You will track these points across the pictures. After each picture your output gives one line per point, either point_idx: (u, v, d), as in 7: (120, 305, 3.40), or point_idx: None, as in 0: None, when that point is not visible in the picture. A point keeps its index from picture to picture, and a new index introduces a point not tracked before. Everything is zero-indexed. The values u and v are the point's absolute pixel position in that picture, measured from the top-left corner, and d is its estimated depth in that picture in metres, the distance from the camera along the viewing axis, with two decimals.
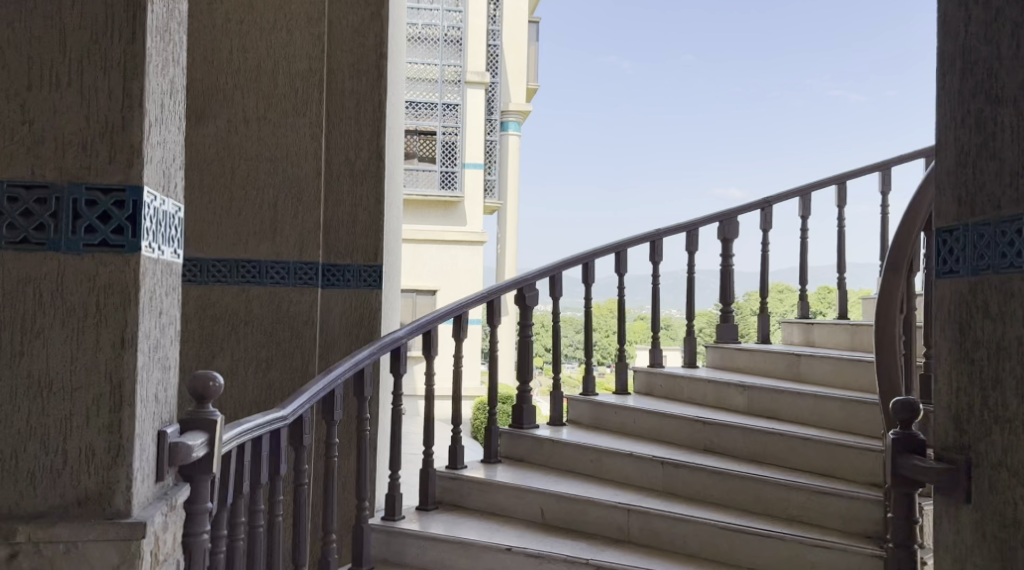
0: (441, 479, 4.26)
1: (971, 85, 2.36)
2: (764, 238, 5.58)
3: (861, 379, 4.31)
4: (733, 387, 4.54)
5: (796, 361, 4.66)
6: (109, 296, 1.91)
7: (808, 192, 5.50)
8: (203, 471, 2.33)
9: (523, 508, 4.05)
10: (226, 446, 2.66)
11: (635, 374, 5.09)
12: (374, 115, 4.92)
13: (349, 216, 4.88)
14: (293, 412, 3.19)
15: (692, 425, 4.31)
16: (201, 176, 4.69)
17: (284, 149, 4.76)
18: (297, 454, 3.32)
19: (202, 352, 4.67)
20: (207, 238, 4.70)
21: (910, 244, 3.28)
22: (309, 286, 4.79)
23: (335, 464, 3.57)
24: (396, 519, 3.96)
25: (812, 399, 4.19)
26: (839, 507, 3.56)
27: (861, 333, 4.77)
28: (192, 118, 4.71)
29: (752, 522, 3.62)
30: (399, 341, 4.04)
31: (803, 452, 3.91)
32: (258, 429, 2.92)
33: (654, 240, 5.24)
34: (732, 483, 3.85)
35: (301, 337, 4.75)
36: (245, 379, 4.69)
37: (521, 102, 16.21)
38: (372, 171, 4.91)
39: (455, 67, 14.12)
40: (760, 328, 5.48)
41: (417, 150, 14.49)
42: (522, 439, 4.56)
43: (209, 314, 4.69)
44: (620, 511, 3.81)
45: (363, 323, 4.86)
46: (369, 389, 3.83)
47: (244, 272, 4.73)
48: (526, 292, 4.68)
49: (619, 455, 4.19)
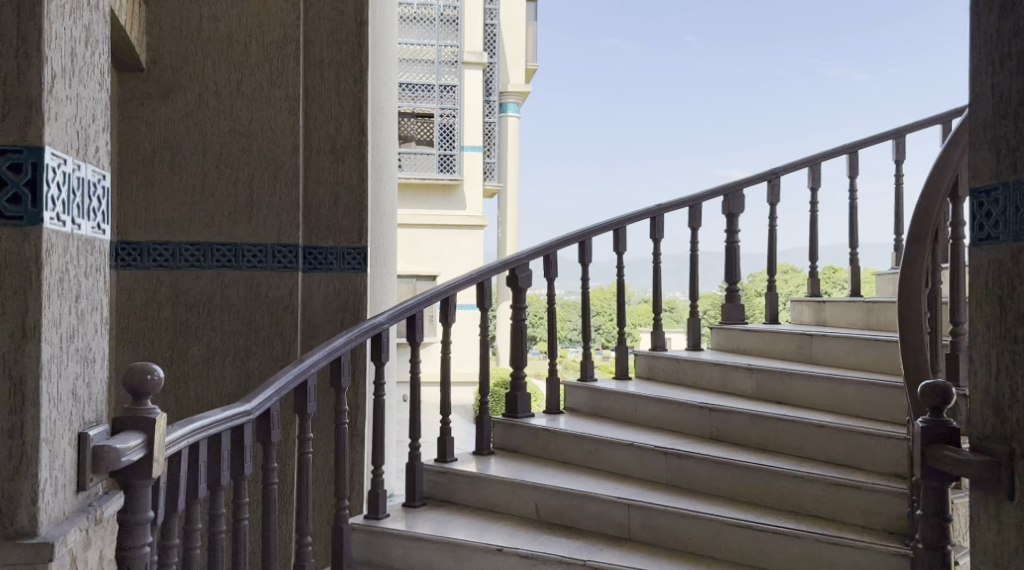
0: (429, 474, 3.98)
1: (1012, 23, 2.05)
2: (771, 212, 5.27)
3: (879, 361, 4.02)
4: (740, 372, 4.25)
5: (807, 342, 4.36)
6: (7, 277, 1.67)
7: (817, 162, 5.18)
8: (142, 478, 2.05)
9: (517, 504, 3.76)
10: (172, 447, 2.36)
11: (635, 357, 4.80)
12: (356, 87, 4.55)
13: (331, 195, 4.53)
14: (259, 407, 2.92)
15: (698, 411, 4.02)
16: (173, 156, 4.42)
17: (259, 126, 4.45)
18: (265, 451, 3.03)
19: (176, 341, 4.41)
20: (180, 221, 4.41)
21: (935, 214, 2.99)
22: (289, 270, 4.46)
23: (310, 461, 3.29)
24: (380, 519, 3.68)
25: (827, 382, 3.90)
26: (858, 500, 3.28)
27: (878, 310, 4.47)
28: (159, 94, 4.40)
29: (762, 517, 3.34)
30: (381, 327, 3.73)
31: (817, 441, 3.63)
32: (216, 427, 2.64)
33: (655, 216, 4.93)
34: (740, 475, 3.56)
35: (281, 325, 4.45)
36: (222, 369, 4.42)
37: (520, 82, 15.80)
38: (354, 147, 4.55)
39: (452, 47, 13.85)
40: (768, 308, 5.18)
41: (415, 134, 14.21)
42: (517, 429, 4.28)
43: (182, 301, 4.41)
44: (620, 507, 3.53)
45: (347, 309, 4.52)
46: (346, 379, 3.54)
47: (220, 255, 4.43)
48: (520, 272, 4.37)
49: (618, 445, 3.90)
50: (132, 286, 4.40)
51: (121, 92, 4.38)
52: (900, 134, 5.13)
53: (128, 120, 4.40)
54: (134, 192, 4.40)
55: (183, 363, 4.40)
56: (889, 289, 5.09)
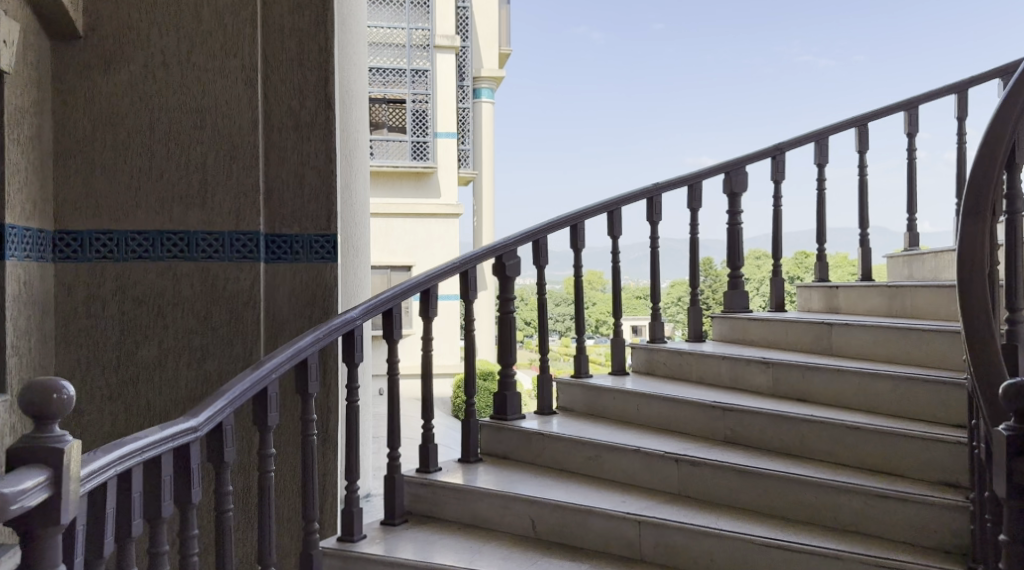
0: (410, 486, 3.54)
1: None
2: (775, 191, 4.80)
3: (912, 353, 3.64)
4: (754, 365, 3.84)
5: (826, 331, 3.96)
6: None
7: (825, 136, 4.70)
8: (48, 525, 1.69)
9: (511, 520, 3.34)
10: (89, 484, 1.95)
11: (633, 350, 4.37)
12: (321, 56, 4.06)
13: (296, 177, 4.05)
14: (208, 423, 2.49)
15: (710, 412, 3.60)
16: (116, 134, 3.95)
17: (212, 100, 3.98)
18: (218, 473, 2.59)
19: (125, 340, 3.94)
20: (124, 208, 3.95)
21: (994, 181, 2.55)
22: (250, 261, 3.99)
23: (272, 482, 2.85)
24: (355, 541, 3.25)
25: (856, 378, 3.51)
26: (905, 514, 2.93)
27: (901, 296, 4.08)
28: (100, 65, 3.93)
29: (797, 535, 2.96)
30: (354, 324, 3.26)
31: (850, 444, 3.25)
32: (150, 450, 2.22)
33: (652, 195, 4.48)
34: (765, 487, 3.17)
35: (242, 321, 3.98)
36: (177, 371, 3.96)
37: (494, 67, 15.19)
38: (320, 124, 4.07)
39: (423, 31, 13.23)
40: (774, 294, 4.74)
41: (386, 120, 13.53)
42: (506, 433, 3.84)
43: (130, 297, 3.94)
44: (629, 524, 3.12)
45: (315, 303, 4.05)
46: (315, 385, 3.09)
47: (171, 246, 3.96)
48: (507, 260, 3.91)
49: (623, 451, 3.48)
50: (73, 280, 3.91)
51: (58, 64, 3.91)
52: (914, 105, 4.63)
53: (64, 94, 3.91)
54: (73, 174, 3.92)
55: (132, 365, 3.94)
56: (904, 272, 4.66)
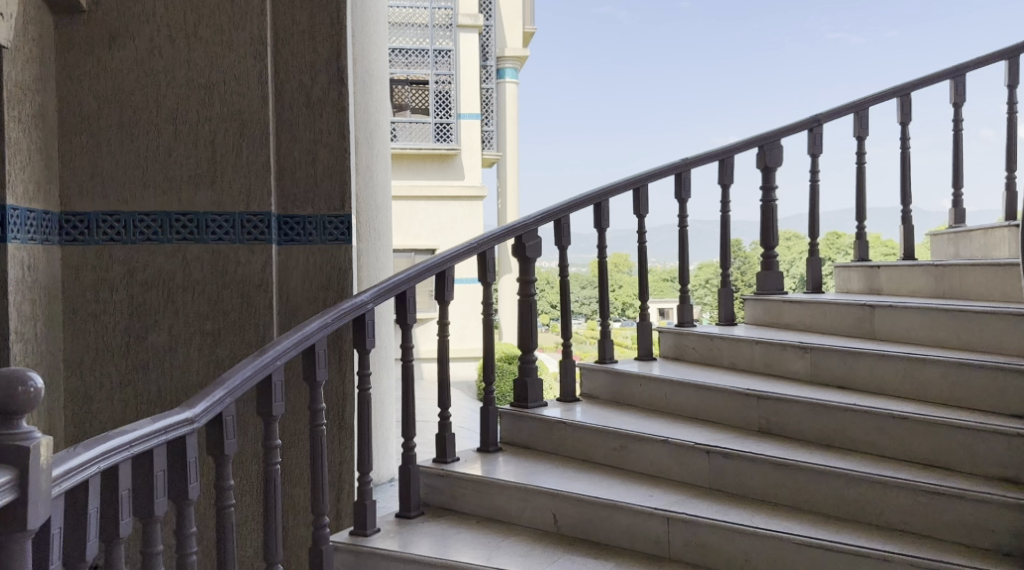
0: (426, 478, 3.37)
1: None
2: (812, 167, 4.56)
3: (961, 337, 3.44)
4: (791, 350, 3.64)
5: (868, 314, 3.75)
6: None
7: (865, 107, 4.46)
8: (15, 531, 1.63)
9: (532, 513, 3.16)
10: (60, 487, 1.79)
11: (661, 334, 4.17)
12: (333, 27, 3.86)
13: (308, 155, 3.87)
14: (205, 414, 2.32)
15: (744, 400, 3.41)
16: (122, 112, 3.78)
17: (221, 75, 3.81)
18: (218, 467, 2.42)
19: (134, 325, 3.79)
20: (131, 188, 3.78)
21: None
22: (261, 243, 3.82)
23: (279, 474, 2.68)
24: (368, 536, 3.08)
25: (901, 363, 3.31)
26: (961, 514, 2.73)
27: (948, 277, 3.86)
28: (105, 39, 3.77)
29: (841, 534, 2.77)
30: (364, 308, 3.08)
31: (897, 434, 3.05)
32: (139, 444, 2.06)
33: (681, 171, 4.26)
34: (805, 480, 2.97)
35: (254, 305, 3.82)
36: (188, 357, 3.81)
37: (518, 47, 14.86)
38: (333, 100, 3.88)
39: (446, 10, 12.97)
40: (810, 275, 4.51)
41: (410, 102, 13.36)
42: (528, 421, 3.66)
43: (138, 280, 3.79)
44: (658, 520, 2.94)
45: (330, 286, 3.87)
46: (323, 371, 2.91)
47: (180, 227, 3.80)
48: (527, 240, 3.70)
49: (652, 441, 3.29)
50: (80, 263, 3.76)
51: (61, 40, 3.74)
52: (960, 72, 4.38)
53: (69, 71, 3.75)
54: (78, 155, 3.77)
55: (142, 351, 3.79)
56: (949, 251, 4.43)
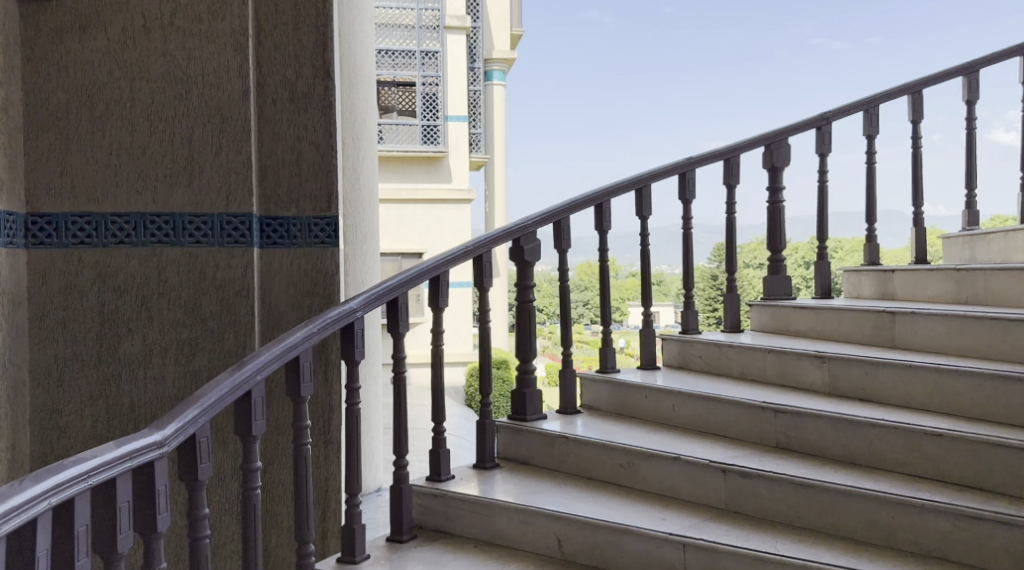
0: (419, 497, 3.14)
1: None
2: (821, 167, 4.34)
3: (990, 345, 3.24)
4: (807, 360, 3.43)
5: (887, 321, 3.54)
6: None
7: (875, 104, 4.25)
8: None
9: (534, 537, 2.94)
10: None
11: (664, 342, 3.95)
12: (318, 16, 3.61)
13: (292, 153, 3.62)
14: (176, 436, 2.09)
15: (761, 414, 3.20)
16: (93, 106, 3.54)
17: (199, 68, 3.57)
18: (193, 494, 2.19)
19: (104, 334, 3.54)
20: (102, 187, 3.54)
21: None
22: (241, 246, 3.57)
23: (259, 499, 2.45)
24: (357, 562, 2.85)
25: (929, 375, 3.11)
26: (1003, 541, 2.53)
27: (971, 282, 3.67)
28: (75, 29, 3.52)
29: (872, 563, 2.56)
30: (353, 316, 2.84)
31: (929, 452, 2.85)
32: (99, 474, 1.84)
33: (686, 170, 4.04)
34: (830, 502, 2.77)
35: (234, 313, 3.58)
36: (163, 368, 3.56)
37: (506, 49, 14.63)
38: (318, 94, 3.63)
39: (433, 11, 12.77)
40: (818, 280, 4.30)
41: (396, 103, 13.12)
42: (527, 436, 3.43)
43: (110, 285, 3.54)
44: (673, 546, 2.72)
45: (315, 292, 3.62)
46: (308, 386, 2.68)
47: (156, 228, 3.56)
48: (526, 243, 3.46)
49: (661, 458, 3.07)
50: (48, 268, 3.51)
51: (28, 31, 3.50)
52: (974, 69, 4.19)
53: (35, 63, 3.50)
54: (45, 153, 3.52)
55: (113, 362, 3.54)
56: (964, 255, 4.22)
